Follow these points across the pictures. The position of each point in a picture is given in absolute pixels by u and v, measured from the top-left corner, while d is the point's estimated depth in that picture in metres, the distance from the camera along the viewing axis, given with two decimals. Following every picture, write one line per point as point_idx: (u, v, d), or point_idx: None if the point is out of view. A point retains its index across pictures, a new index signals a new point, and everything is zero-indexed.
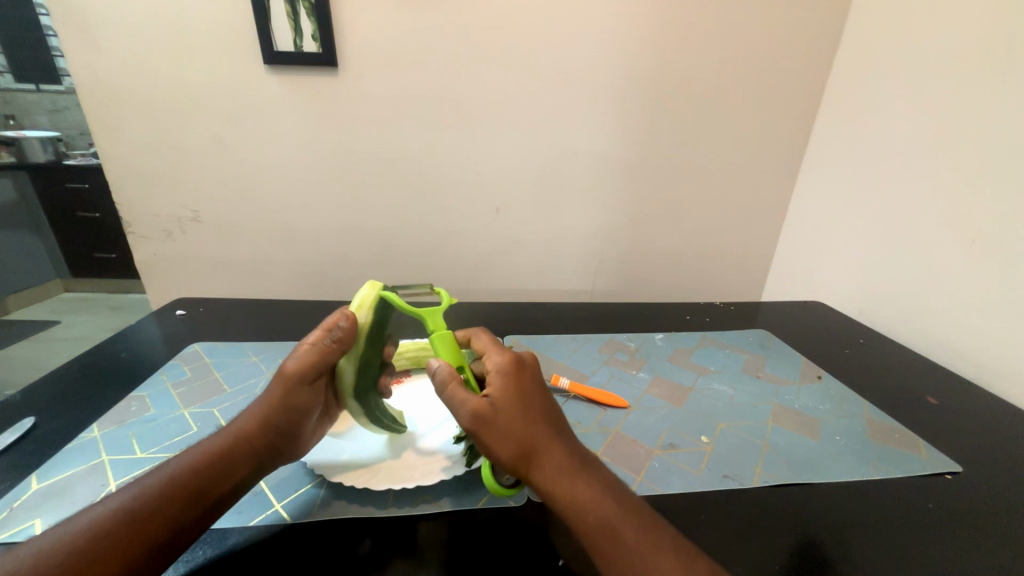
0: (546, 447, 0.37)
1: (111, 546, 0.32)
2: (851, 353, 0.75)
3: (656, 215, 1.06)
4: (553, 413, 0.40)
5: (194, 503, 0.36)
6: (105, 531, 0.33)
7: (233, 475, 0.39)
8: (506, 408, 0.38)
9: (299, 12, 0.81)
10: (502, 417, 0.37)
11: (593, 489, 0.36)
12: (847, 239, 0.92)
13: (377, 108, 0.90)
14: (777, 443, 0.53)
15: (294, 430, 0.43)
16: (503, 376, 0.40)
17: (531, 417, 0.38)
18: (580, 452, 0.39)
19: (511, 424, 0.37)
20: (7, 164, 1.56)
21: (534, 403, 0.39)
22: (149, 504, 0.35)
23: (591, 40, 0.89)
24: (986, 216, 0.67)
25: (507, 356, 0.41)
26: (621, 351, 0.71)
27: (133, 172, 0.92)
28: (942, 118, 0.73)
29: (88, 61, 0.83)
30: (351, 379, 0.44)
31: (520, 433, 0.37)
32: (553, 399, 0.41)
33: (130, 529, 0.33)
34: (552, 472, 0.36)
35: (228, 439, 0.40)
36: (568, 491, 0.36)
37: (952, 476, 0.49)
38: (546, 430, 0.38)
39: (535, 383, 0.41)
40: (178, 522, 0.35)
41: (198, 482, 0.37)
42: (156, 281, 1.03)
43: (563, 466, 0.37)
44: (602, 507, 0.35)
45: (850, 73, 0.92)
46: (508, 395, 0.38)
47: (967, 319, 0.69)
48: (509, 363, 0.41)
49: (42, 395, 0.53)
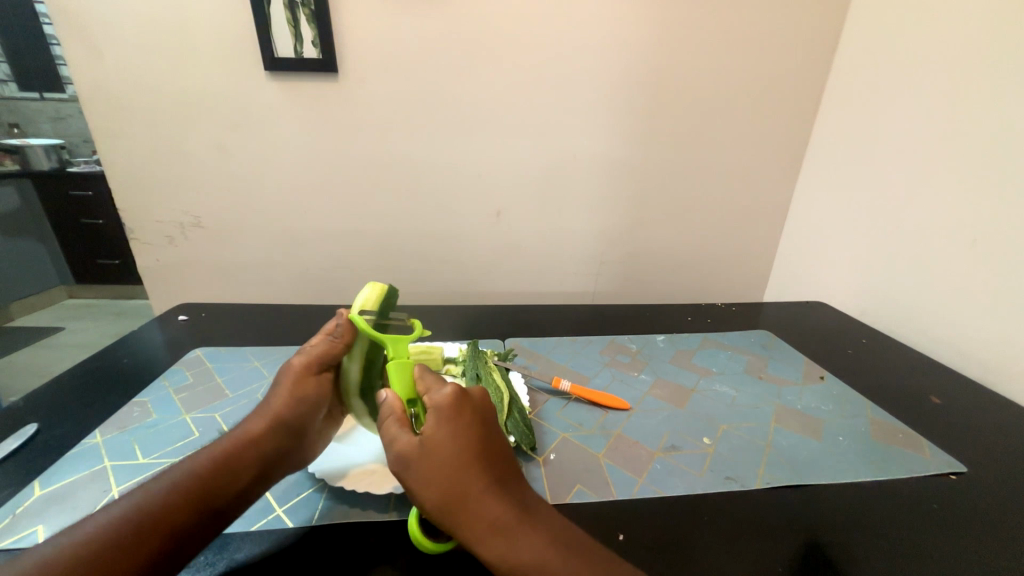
0: (475, 496, 0.35)
1: (116, 555, 0.32)
2: (853, 352, 0.74)
3: (656, 215, 1.06)
4: (490, 454, 0.37)
5: (200, 507, 0.36)
6: (106, 542, 0.32)
7: (240, 479, 0.39)
8: (434, 449, 0.36)
9: (298, 19, 0.81)
10: (428, 461, 0.36)
11: (530, 542, 0.33)
12: (848, 239, 0.91)
13: (376, 112, 0.90)
14: (780, 444, 0.52)
15: (305, 426, 0.45)
16: (437, 415, 0.37)
17: (461, 461, 0.36)
18: (521, 499, 0.36)
19: (436, 469, 0.35)
20: (12, 171, 1.59)
21: (467, 446, 0.36)
22: (148, 513, 0.34)
23: (590, 41, 0.89)
24: (988, 213, 0.66)
25: (447, 393, 0.39)
26: (624, 353, 0.70)
27: (135, 178, 0.92)
28: (941, 115, 0.73)
29: (90, 69, 0.83)
30: (354, 376, 0.46)
31: (448, 478, 0.35)
32: (495, 439, 0.39)
33: (137, 535, 0.33)
34: (478, 524, 0.34)
35: (224, 445, 0.41)
36: (494, 539, 0.33)
37: (957, 476, 0.48)
38: (478, 474, 0.36)
39: (474, 420, 0.38)
40: (181, 529, 0.34)
41: (206, 485, 0.37)
42: (158, 287, 1.04)
43: (494, 515, 0.34)
44: (536, 565, 0.32)
45: (851, 71, 0.91)
46: (437, 435, 0.36)
47: (970, 317, 0.69)
48: (447, 401, 0.38)
49: (46, 401, 0.53)
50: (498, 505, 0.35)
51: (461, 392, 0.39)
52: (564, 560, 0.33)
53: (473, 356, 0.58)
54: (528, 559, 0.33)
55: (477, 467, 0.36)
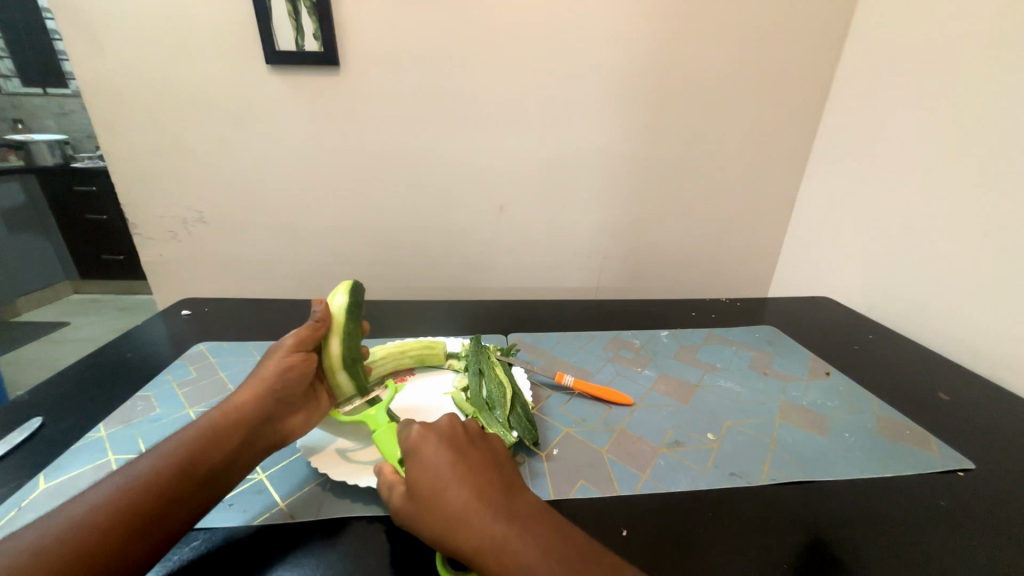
0: (463, 519, 0.35)
1: (106, 521, 0.33)
2: (860, 349, 0.73)
3: (660, 209, 1.05)
4: (471, 476, 0.37)
5: (186, 476, 0.37)
6: (96, 513, 0.33)
7: (223, 449, 0.40)
8: (418, 485, 0.37)
9: (300, 11, 0.80)
10: (415, 497, 0.37)
11: (524, 553, 0.33)
12: (854, 233, 0.90)
13: (377, 106, 0.90)
14: (785, 440, 0.52)
15: (294, 399, 0.46)
16: (411, 455, 0.39)
17: (442, 490, 0.36)
18: (512, 509, 0.36)
19: (423, 503, 0.36)
20: (17, 167, 1.60)
21: (446, 474, 0.37)
22: (137, 482, 0.35)
23: (594, 32, 0.87)
24: (997, 207, 0.65)
25: (414, 430, 0.41)
26: (627, 348, 0.70)
27: (138, 173, 0.92)
28: (949, 107, 0.71)
29: (91, 63, 0.83)
30: (337, 349, 0.48)
31: (434, 509, 0.36)
32: (476, 458, 0.39)
33: (127, 503, 0.34)
34: (473, 546, 0.34)
35: (210, 419, 0.42)
36: (491, 556, 0.33)
37: (965, 473, 0.48)
38: (462, 499, 0.36)
39: (446, 447, 0.39)
40: (167, 495, 0.35)
41: (192, 456, 0.38)
42: (162, 283, 1.04)
43: (484, 534, 0.34)
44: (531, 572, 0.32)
45: (859, 62, 0.90)
46: (416, 471, 0.38)
47: (977, 312, 0.68)
48: (416, 437, 0.40)
49: (49, 396, 0.54)
50: (487, 523, 0.34)
51: (427, 428, 0.41)
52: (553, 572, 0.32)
53: (475, 351, 0.58)
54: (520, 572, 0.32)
55: (459, 491, 0.36)
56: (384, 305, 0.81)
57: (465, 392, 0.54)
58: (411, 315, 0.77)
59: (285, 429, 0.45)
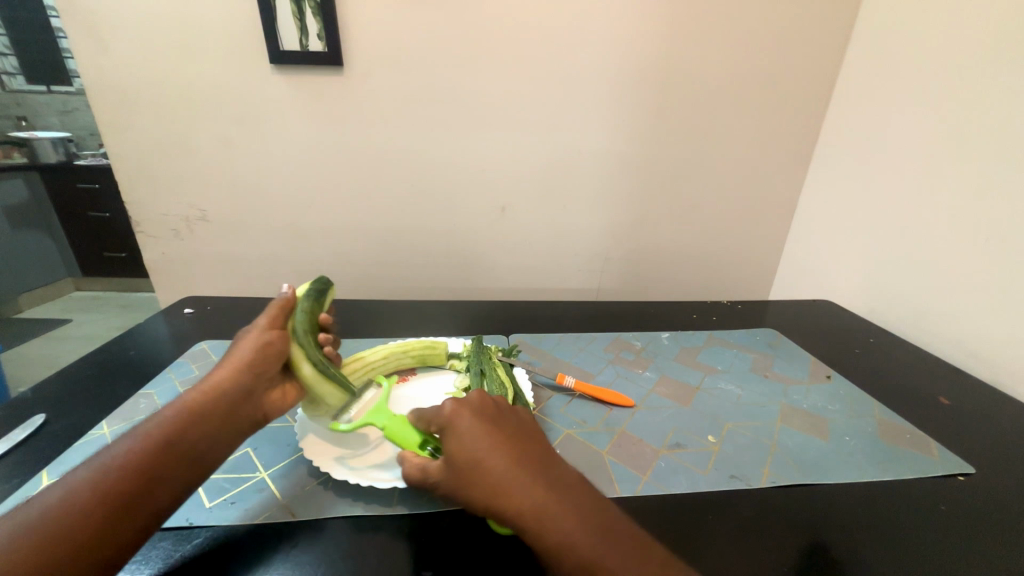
0: (504, 487, 0.35)
1: (84, 502, 0.33)
2: (860, 352, 0.74)
3: (661, 211, 1.05)
4: (508, 446, 0.38)
5: (165, 455, 0.37)
6: (76, 500, 0.33)
7: (203, 425, 0.40)
8: (458, 455, 0.37)
9: (304, 12, 0.81)
10: (455, 469, 0.37)
11: (563, 523, 0.34)
12: (855, 236, 0.90)
13: (380, 106, 0.90)
14: (785, 443, 0.52)
15: (271, 375, 0.45)
16: (448, 427, 0.39)
17: (482, 460, 0.36)
18: (550, 478, 0.36)
19: (464, 473, 0.36)
20: (19, 164, 1.61)
21: (486, 445, 0.37)
22: (116, 463, 0.36)
23: (596, 34, 0.87)
24: (999, 213, 0.65)
25: (448, 406, 0.40)
26: (628, 350, 0.70)
27: (141, 171, 0.93)
28: (952, 111, 0.71)
29: (96, 62, 0.83)
30: (299, 325, 0.47)
31: (476, 479, 0.36)
32: (512, 431, 0.39)
33: (106, 483, 0.35)
34: (515, 514, 0.34)
35: (189, 395, 0.42)
36: (534, 525, 0.34)
37: (966, 477, 0.48)
38: (502, 469, 0.36)
39: (482, 421, 0.39)
40: (144, 474, 0.36)
41: (171, 435, 0.38)
42: (164, 280, 1.04)
43: (525, 503, 0.34)
44: (570, 540, 0.33)
45: (862, 66, 0.90)
46: (455, 443, 0.38)
47: (979, 316, 0.68)
48: (453, 411, 0.40)
49: (52, 393, 0.54)
50: (527, 492, 0.35)
51: (463, 402, 0.41)
52: (591, 543, 0.33)
53: (477, 352, 0.58)
54: (560, 541, 0.33)
55: (498, 461, 0.36)
56: (386, 304, 0.81)
57: (467, 392, 0.54)
58: (413, 315, 0.77)
59: (264, 403, 0.45)
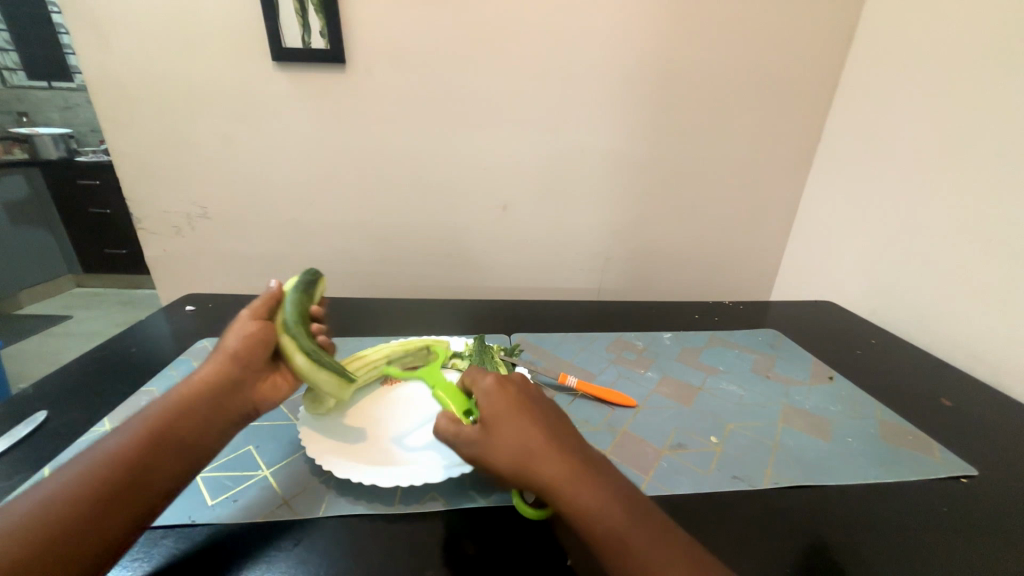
0: (538, 454, 0.36)
1: (75, 494, 0.34)
2: (862, 353, 0.74)
3: (663, 211, 1.05)
4: (540, 418, 0.39)
5: (154, 447, 0.37)
6: (63, 495, 0.33)
7: (192, 418, 0.40)
8: (494, 421, 0.39)
9: (307, 9, 0.81)
10: (493, 432, 0.38)
11: (593, 494, 0.35)
12: (857, 237, 0.90)
13: (382, 104, 0.90)
14: (788, 444, 0.52)
15: (257, 364, 0.45)
16: (489, 396, 0.41)
17: (520, 427, 0.38)
18: (581, 453, 0.37)
19: (501, 437, 0.38)
20: (20, 160, 1.61)
21: (524, 415, 0.39)
22: (107, 456, 0.36)
23: (599, 33, 0.87)
24: (1002, 215, 0.65)
25: (492, 378, 0.42)
26: (630, 350, 0.70)
27: (142, 168, 0.92)
28: (956, 113, 0.71)
29: (97, 58, 0.83)
30: (286, 315, 0.47)
31: (513, 444, 0.37)
32: (546, 408, 0.41)
33: (97, 475, 0.35)
34: (547, 480, 0.35)
35: (180, 388, 0.42)
36: (565, 491, 0.35)
37: (969, 479, 0.48)
38: (538, 437, 0.37)
39: (519, 396, 0.41)
40: (134, 466, 0.36)
41: (161, 427, 0.39)
42: (164, 277, 1.04)
43: (559, 470, 0.36)
44: (599, 510, 0.34)
45: (865, 66, 0.90)
46: (496, 410, 0.39)
47: (981, 318, 0.68)
48: (495, 382, 0.42)
49: (54, 390, 0.54)
50: (560, 461, 0.36)
51: (503, 377, 0.43)
52: (619, 515, 0.34)
53: (479, 351, 0.58)
54: (590, 510, 0.34)
55: (535, 430, 0.38)
56: (388, 302, 0.81)
57: None
58: (414, 314, 0.77)
59: (253, 395, 0.44)
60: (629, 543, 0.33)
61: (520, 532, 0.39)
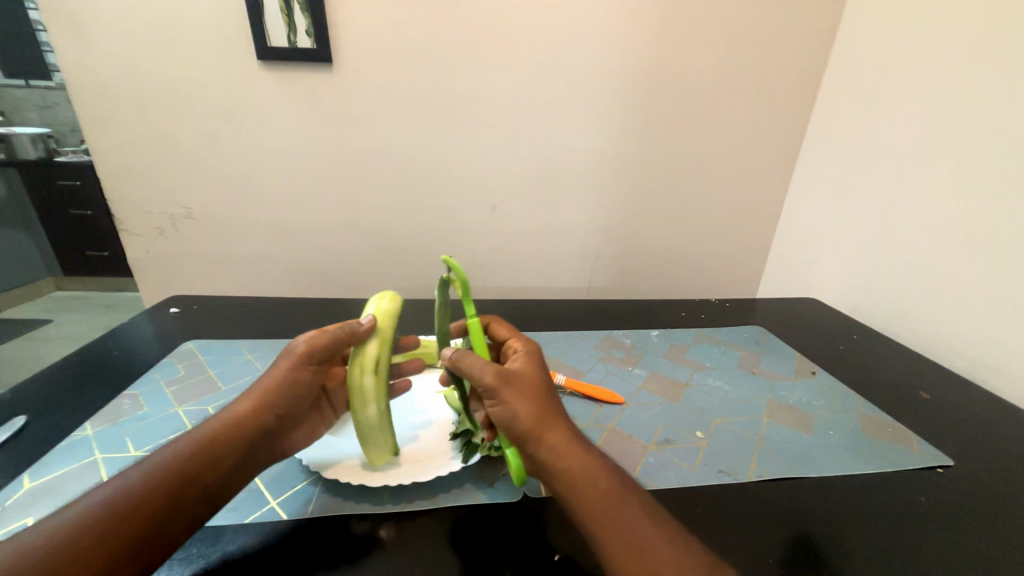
0: (555, 413, 0.39)
1: (92, 541, 0.31)
2: (844, 348, 0.75)
3: (650, 209, 1.06)
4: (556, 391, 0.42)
5: (179, 492, 0.35)
6: (76, 540, 0.31)
7: (221, 466, 0.38)
8: (519, 376, 0.41)
9: (292, 8, 0.80)
10: (522, 380, 0.40)
11: (592, 460, 0.38)
12: (839, 235, 0.92)
13: (369, 104, 0.89)
14: (771, 438, 0.53)
15: (292, 411, 0.43)
16: (522, 354, 0.44)
17: (544, 387, 0.41)
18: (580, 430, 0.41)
19: (529, 387, 0.40)
20: None
21: (548, 381, 0.42)
22: (127, 500, 0.33)
23: (586, 33, 0.88)
24: (978, 213, 0.67)
25: (529, 342, 0.46)
26: (618, 347, 0.71)
27: (124, 167, 0.91)
28: (933, 113, 0.73)
29: (76, 55, 0.81)
30: (373, 353, 0.45)
31: (536, 396, 0.40)
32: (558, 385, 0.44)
33: (117, 521, 0.32)
34: (559, 435, 0.38)
35: (208, 426, 0.40)
36: (571, 449, 0.37)
37: (944, 469, 0.49)
38: (555, 401, 0.41)
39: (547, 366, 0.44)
40: (159, 515, 0.33)
41: (187, 469, 0.36)
42: (147, 279, 1.02)
43: (568, 431, 0.39)
44: (596, 473, 0.37)
45: (846, 67, 0.91)
46: (528, 367, 0.42)
47: (958, 313, 0.70)
48: (533, 347, 0.45)
49: (32, 394, 0.52)
50: (569, 427, 0.39)
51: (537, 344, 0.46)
52: (613, 482, 0.36)
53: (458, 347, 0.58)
54: (589, 470, 0.37)
55: (553, 396, 0.41)
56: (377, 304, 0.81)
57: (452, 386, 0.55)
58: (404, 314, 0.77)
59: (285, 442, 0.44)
60: (621, 505, 0.35)
61: (512, 525, 0.39)
